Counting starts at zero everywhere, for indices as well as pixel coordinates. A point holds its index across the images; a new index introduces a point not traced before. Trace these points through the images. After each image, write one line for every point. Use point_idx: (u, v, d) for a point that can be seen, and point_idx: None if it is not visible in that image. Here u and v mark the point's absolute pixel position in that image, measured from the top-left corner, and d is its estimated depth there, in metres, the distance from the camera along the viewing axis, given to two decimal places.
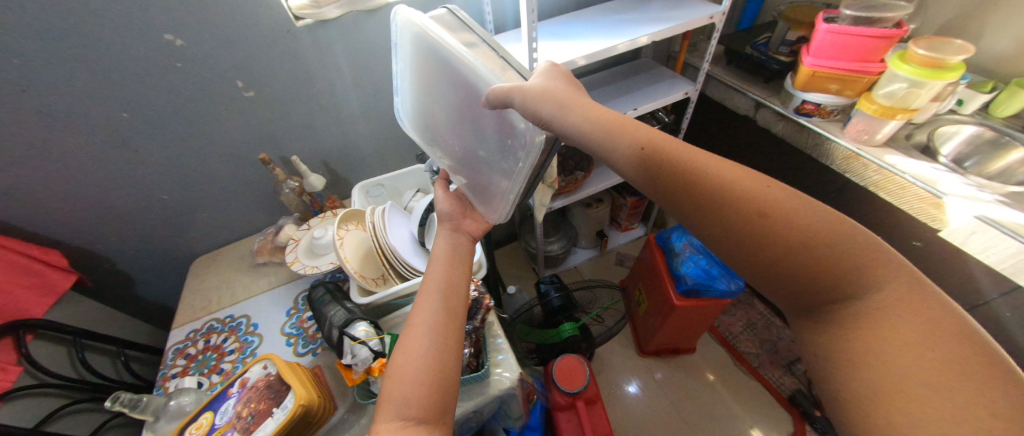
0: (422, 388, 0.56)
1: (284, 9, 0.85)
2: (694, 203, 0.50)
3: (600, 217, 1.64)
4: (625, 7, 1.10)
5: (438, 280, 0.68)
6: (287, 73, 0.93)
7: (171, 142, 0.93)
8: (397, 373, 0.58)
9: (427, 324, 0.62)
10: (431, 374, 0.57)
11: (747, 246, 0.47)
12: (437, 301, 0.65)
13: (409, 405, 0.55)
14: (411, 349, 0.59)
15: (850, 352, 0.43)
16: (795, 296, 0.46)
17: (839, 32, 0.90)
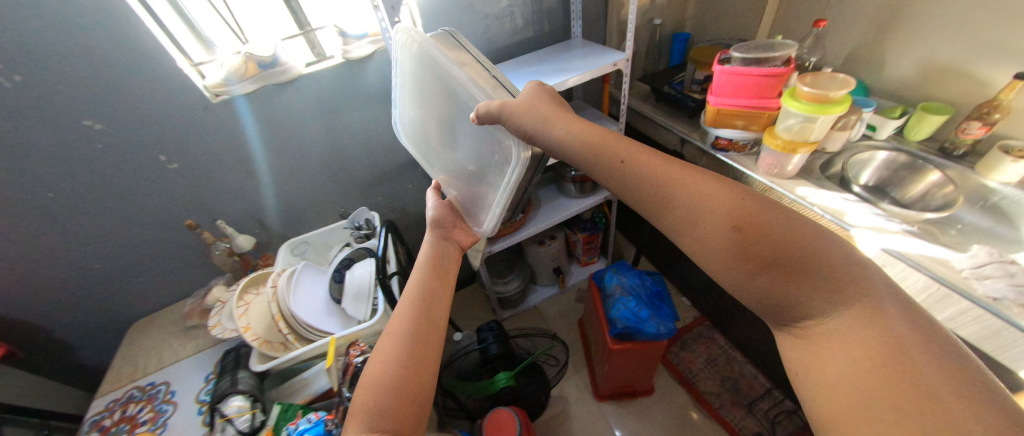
0: (397, 398, 0.56)
1: (199, 88, 0.91)
2: (683, 210, 0.51)
3: (554, 255, 1.63)
4: (538, 59, 1.15)
5: (434, 293, 0.70)
6: (210, 144, 0.99)
7: (99, 215, 0.98)
8: (372, 379, 0.58)
9: (410, 332, 0.63)
10: (403, 382, 0.58)
11: (732, 252, 0.46)
12: (430, 313, 0.66)
13: (385, 416, 0.54)
14: (392, 355, 0.60)
15: (833, 379, 0.42)
16: (781, 308, 0.45)
17: (732, 72, 0.92)
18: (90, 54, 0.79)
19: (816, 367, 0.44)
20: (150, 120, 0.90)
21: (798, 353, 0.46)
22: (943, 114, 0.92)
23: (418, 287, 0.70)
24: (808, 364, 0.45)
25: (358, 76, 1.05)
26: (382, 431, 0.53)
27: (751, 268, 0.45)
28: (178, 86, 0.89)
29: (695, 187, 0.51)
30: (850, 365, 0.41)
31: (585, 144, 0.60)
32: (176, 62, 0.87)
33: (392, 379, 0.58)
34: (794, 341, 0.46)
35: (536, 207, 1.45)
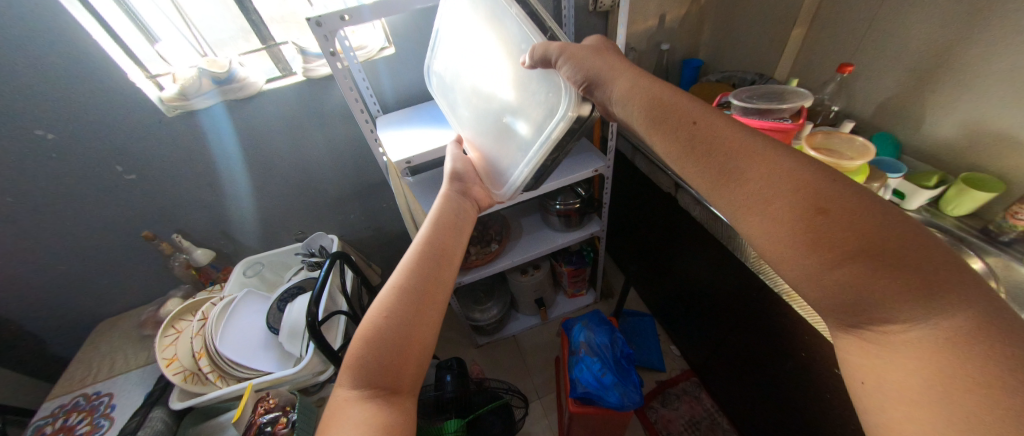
0: (397, 357, 0.48)
1: (154, 102, 0.87)
2: (761, 180, 0.38)
3: (535, 287, 1.53)
4: None
5: (445, 243, 0.58)
6: (169, 157, 0.96)
7: (60, 220, 0.97)
8: (371, 332, 0.48)
9: (418, 286, 0.52)
10: (405, 338, 0.48)
11: (814, 229, 0.34)
12: (442, 268, 0.55)
13: (384, 374, 0.47)
14: (397, 308, 0.50)
15: (911, 389, 0.31)
16: (865, 310, 0.33)
17: None
18: (36, 64, 0.76)
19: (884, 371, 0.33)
20: (104, 132, 0.88)
21: (863, 358, 0.35)
22: (992, 191, 0.75)
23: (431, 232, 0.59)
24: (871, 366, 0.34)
25: (324, 94, 0.98)
26: (384, 390, 0.46)
27: (863, 254, 0.32)
28: (131, 100, 0.86)
29: (768, 148, 0.40)
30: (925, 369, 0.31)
31: (656, 95, 0.48)
32: (129, 76, 0.83)
33: (394, 337, 0.48)
34: (854, 343, 0.35)
35: (514, 238, 1.35)
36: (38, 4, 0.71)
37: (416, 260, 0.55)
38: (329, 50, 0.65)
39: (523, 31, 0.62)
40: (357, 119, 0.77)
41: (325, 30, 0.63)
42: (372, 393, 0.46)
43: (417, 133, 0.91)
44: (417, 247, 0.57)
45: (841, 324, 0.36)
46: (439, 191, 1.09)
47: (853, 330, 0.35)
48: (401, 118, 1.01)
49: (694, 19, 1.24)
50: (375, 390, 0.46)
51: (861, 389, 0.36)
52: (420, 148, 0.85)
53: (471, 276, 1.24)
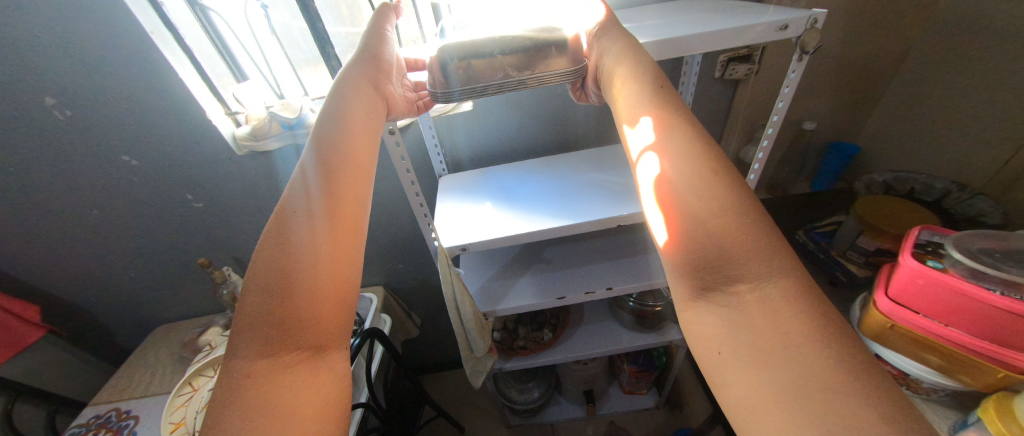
0: (300, 311, 0.38)
1: (226, 139, 0.84)
2: (669, 143, 0.40)
3: (588, 377, 1.29)
4: (614, 162, 0.86)
5: (351, 167, 0.47)
6: (234, 192, 0.93)
7: (135, 235, 0.99)
8: (275, 284, 0.39)
9: (323, 226, 0.42)
10: (304, 286, 0.39)
11: (700, 186, 0.36)
12: (345, 202, 0.45)
13: (294, 332, 0.38)
14: (296, 254, 0.40)
15: (758, 359, 0.31)
16: (716, 269, 0.34)
17: (939, 283, 0.51)
18: (130, 97, 0.77)
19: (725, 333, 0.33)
20: (181, 162, 0.87)
21: (698, 327, 0.35)
22: None
23: (337, 151, 0.47)
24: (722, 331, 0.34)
25: None
26: (305, 351, 0.38)
27: (731, 211, 0.35)
28: (207, 136, 0.84)
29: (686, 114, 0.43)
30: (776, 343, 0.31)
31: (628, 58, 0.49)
32: (207, 113, 0.81)
33: (296, 286, 0.39)
34: (700, 310, 0.35)
35: (574, 324, 1.14)
36: (136, 41, 0.72)
37: (323, 192, 0.44)
38: None
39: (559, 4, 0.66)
40: (408, 196, 0.66)
41: None
42: (295, 359, 0.38)
43: (482, 210, 0.77)
44: (314, 177, 0.44)
45: (688, 295, 0.36)
46: (496, 265, 0.94)
47: (698, 298, 0.35)
48: (467, 182, 0.88)
49: (857, 96, 0.95)
50: (297, 353, 0.38)
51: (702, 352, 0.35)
52: (478, 233, 0.71)
53: (514, 364, 1.05)
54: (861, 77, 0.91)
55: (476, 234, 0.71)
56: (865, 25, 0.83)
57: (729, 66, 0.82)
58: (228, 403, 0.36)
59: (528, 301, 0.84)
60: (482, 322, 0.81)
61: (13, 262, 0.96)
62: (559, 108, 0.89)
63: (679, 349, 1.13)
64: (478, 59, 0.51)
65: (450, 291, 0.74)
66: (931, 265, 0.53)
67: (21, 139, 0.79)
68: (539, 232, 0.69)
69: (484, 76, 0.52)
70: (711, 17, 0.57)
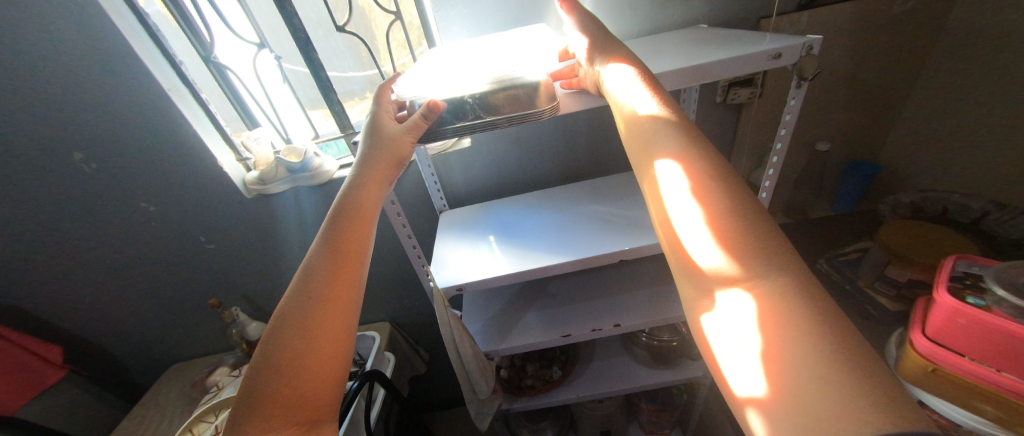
0: (298, 387, 0.41)
1: (236, 185, 0.87)
2: (669, 154, 0.39)
3: (603, 417, 1.22)
4: (617, 192, 0.84)
5: (352, 236, 0.49)
6: (244, 232, 0.95)
7: (152, 278, 1.00)
8: (275, 362, 0.42)
9: (318, 302, 0.45)
10: (304, 361, 0.42)
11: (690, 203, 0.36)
12: (342, 275, 0.47)
13: (290, 407, 0.41)
14: (295, 331, 0.43)
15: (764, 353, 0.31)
16: (716, 271, 0.34)
17: (980, 323, 0.46)
18: (148, 147, 0.80)
19: (731, 326, 0.33)
20: (194, 207, 0.90)
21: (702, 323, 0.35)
22: None
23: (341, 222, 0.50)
24: (728, 324, 0.33)
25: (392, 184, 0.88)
26: (297, 425, 0.40)
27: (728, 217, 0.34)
28: (218, 182, 0.87)
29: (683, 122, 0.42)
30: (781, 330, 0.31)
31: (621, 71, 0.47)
32: (219, 160, 0.84)
33: (295, 362, 0.42)
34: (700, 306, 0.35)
35: (584, 360, 1.08)
36: (152, 98, 0.75)
37: (322, 268, 0.47)
38: None
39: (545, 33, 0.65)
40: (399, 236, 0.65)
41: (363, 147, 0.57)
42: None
43: (483, 248, 0.76)
44: (317, 250, 0.48)
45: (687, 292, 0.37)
46: (498, 302, 0.91)
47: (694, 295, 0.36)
48: (469, 218, 0.88)
49: (872, 113, 0.90)
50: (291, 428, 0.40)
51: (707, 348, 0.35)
52: (476, 273, 0.69)
53: (523, 404, 1.00)
54: (874, 96, 0.87)
55: (472, 272, 0.70)
56: (872, 43, 0.80)
57: (730, 91, 0.80)
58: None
59: (530, 340, 0.80)
60: (482, 362, 0.78)
61: (36, 307, 0.99)
62: (556, 139, 0.88)
63: (700, 387, 1.06)
64: (454, 104, 0.53)
65: (449, 333, 0.71)
66: (972, 303, 0.47)
67: (48, 189, 0.82)
68: (536, 270, 0.67)
69: (459, 117, 0.54)
70: (701, 49, 0.56)
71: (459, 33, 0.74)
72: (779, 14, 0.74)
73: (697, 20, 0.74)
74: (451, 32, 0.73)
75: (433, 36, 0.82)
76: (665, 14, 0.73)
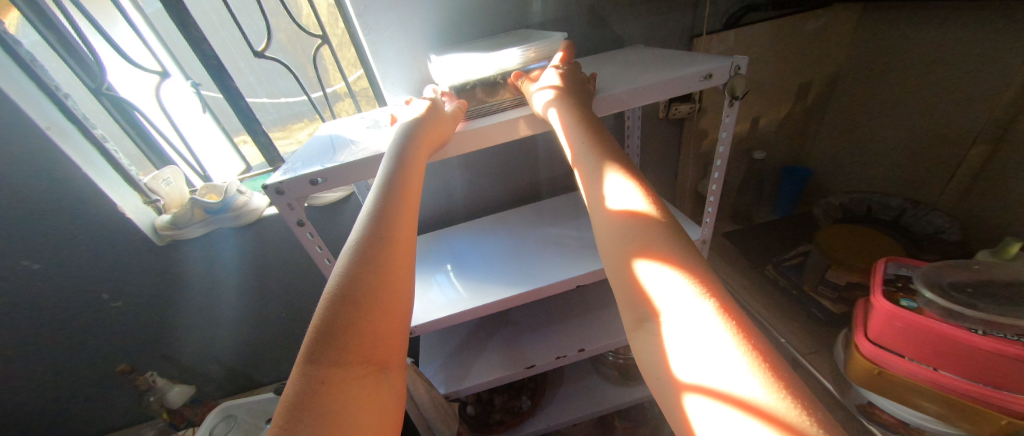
0: (374, 315, 0.33)
1: (143, 231, 0.75)
2: (586, 166, 0.41)
3: None
4: (570, 212, 0.83)
5: (410, 189, 0.42)
6: (159, 283, 0.82)
7: (34, 354, 0.82)
8: (354, 286, 0.33)
9: (396, 236, 0.38)
10: (382, 288, 0.34)
11: (614, 215, 0.36)
12: (408, 214, 0.40)
13: (363, 341, 0.31)
14: (371, 259, 0.35)
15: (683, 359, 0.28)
16: (675, 291, 0.30)
17: (916, 325, 0.47)
18: (21, 195, 0.66)
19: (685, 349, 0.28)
20: (88, 260, 0.76)
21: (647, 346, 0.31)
22: None
23: (397, 175, 0.42)
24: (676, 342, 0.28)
25: (328, 219, 0.79)
26: (368, 365, 0.31)
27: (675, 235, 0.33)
28: (122, 229, 0.74)
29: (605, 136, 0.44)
30: (750, 359, 0.26)
31: (568, 102, 0.46)
32: (119, 205, 0.72)
33: (373, 291, 0.34)
34: (654, 331, 0.30)
35: (554, 385, 1.04)
36: (25, 140, 0.63)
37: (392, 208, 0.39)
38: (295, 222, 0.45)
39: (531, 36, 0.63)
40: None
41: (289, 198, 0.44)
42: (357, 374, 0.30)
43: (433, 282, 0.70)
44: (382, 187, 0.41)
45: (631, 323, 0.33)
46: (457, 337, 0.86)
47: (641, 327, 0.32)
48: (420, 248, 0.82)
49: (798, 121, 0.97)
50: (356, 367, 0.30)
51: (664, 386, 0.29)
52: (427, 313, 0.63)
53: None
54: (795, 105, 0.94)
55: (426, 312, 0.63)
56: (791, 58, 0.85)
57: (671, 107, 0.82)
58: (300, 409, 0.27)
59: (494, 376, 0.75)
60: (442, 407, 0.70)
61: None
62: (506, 162, 0.86)
63: None
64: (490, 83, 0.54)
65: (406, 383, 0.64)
66: (906, 306, 0.49)
67: None
68: (492, 305, 0.62)
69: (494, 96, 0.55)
70: (640, 71, 0.55)
71: (394, 56, 0.68)
72: (709, 33, 0.78)
73: (635, 39, 0.75)
74: (384, 56, 0.67)
75: (366, 60, 0.76)
76: (604, 35, 0.74)
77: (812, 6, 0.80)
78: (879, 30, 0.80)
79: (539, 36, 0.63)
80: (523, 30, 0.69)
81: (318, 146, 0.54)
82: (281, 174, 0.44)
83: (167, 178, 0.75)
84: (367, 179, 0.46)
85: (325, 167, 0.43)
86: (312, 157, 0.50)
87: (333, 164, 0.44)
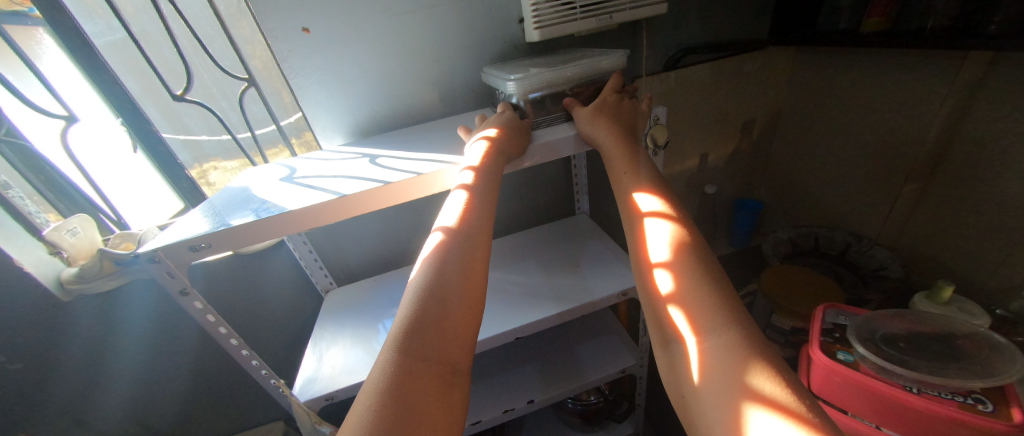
0: (449, 322, 0.35)
1: (46, 286, 0.67)
2: (658, 200, 0.42)
3: None
4: (516, 253, 0.80)
5: (485, 222, 0.43)
6: (56, 349, 0.71)
7: None
8: (435, 293, 0.37)
9: (469, 254, 0.40)
10: (456, 301, 0.37)
11: (679, 242, 0.38)
12: (482, 237, 0.42)
13: (440, 344, 0.34)
14: (448, 274, 0.38)
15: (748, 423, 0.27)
16: (757, 401, 0.27)
17: (854, 380, 0.45)
18: None
19: None
20: None
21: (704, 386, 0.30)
22: None
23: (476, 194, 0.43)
24: None
25: (257, 268, 0.74)
26: (441, 369, 0.33)
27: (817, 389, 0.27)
28: (9, 290, 0.65)
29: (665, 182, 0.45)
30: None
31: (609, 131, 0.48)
32: (16, 259, 0.64)
33: (447, 304, 0.36)
34: (718, 365, 0.30)
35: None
36: None
37: (470, 231, 0.41)
38: (177, 290, 0.42)
39: (585, 55, 0.61)
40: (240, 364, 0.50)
41: (166, 266, 0.40)
42: (433, 374, 0.32)
43: (364, 337, 0.64)
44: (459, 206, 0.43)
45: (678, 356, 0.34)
46: None
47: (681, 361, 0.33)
48: (355, 296, 0.76)
49: (747, 155, 0.98)
50: (435, 368, 0.33)
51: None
52: (350, 376, 0.57)
53: None
54: (743, 141, 0.95)
55: (349, 374, 0.57)
56: (733, 96, 0.87)
57: None
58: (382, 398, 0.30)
59: None
60: None
61: None
62: None
63: None
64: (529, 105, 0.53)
65: None
66: (843, 359, 0.47)
67: None
68: None
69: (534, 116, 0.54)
70: (567, 121, 0.54)
71: (325, 99, 0.65)
72: (650, 75, 0.79)
73: None
74: (312, 99, 0.64)
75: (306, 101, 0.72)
76: None
77: (749, 48, 0.83)
78: (814, 71, 0.83)
79: (592, 56, 0.60)
80: (573, 51, 0.67)
81: (219, 199, 0.50)
82: (160, 238, 0.41)
83: (72, 229, 0.70)
84: (258, 243, 0.42)
85: (206, 232, 0.40)
86: (207, 212, 0.46)
87: (219, 227, 0.40)
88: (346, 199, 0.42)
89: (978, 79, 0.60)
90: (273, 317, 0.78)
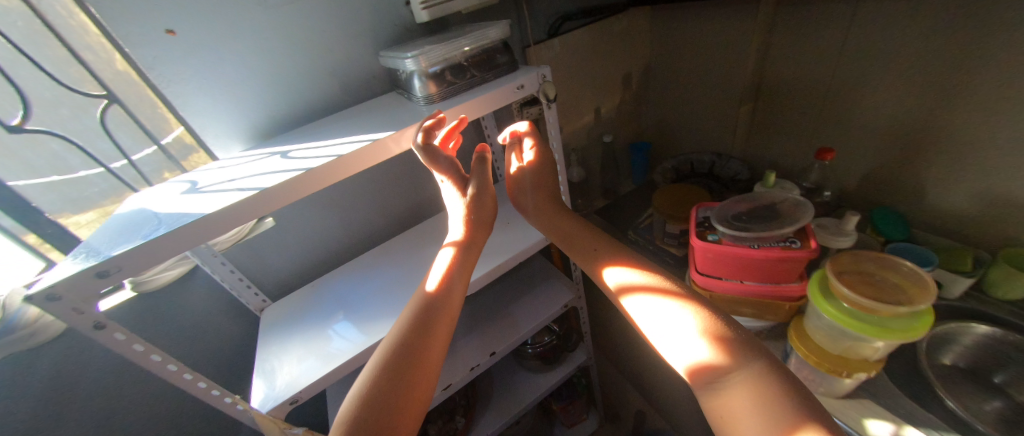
0: (439, 331, 0.45)
1: None
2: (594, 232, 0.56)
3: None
4: (449, 227, 0.84)
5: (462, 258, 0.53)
6: None
7: None
8: (423, 316, 0.46)
9: (449, 281, 0.50)
10: (443, 315, 0.46)
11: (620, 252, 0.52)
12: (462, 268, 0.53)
13: (433, 347, 0.43)
14: (432, 298, 0.48)
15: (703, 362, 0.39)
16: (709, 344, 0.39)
17: (720, 251, 0.59)
18: None
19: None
20: None
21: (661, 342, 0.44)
22: None
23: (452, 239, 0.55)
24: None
25: (173, 302, 0.67)
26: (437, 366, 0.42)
27: (708, 301, 0.42)
28: None
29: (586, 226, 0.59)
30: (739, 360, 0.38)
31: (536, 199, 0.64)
32: None
33: (435, 318, 0.46)
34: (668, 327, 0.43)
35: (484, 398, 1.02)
36: None
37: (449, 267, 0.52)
38: (91, 325, 0.38)
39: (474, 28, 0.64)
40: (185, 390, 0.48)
41: (71, 301, 0.37)
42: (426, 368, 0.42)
43: (316, 337, 0.65)
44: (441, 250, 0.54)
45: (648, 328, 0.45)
46: None
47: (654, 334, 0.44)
48: (294, 304, 0.74)
49: (630, 104, 1.14)
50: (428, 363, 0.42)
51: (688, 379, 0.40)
52: (311, 373, 0.58)
53: None
54: (624, 92, 1.10)
55: (311, 371, 0.58)
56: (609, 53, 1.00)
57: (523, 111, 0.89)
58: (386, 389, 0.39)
59: None
60: None
61: None
62: (380, 190, 0.81)
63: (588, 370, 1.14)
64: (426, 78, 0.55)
65: None
66: (712, 239, 0.61)
67: None
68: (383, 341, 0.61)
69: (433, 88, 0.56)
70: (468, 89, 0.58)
71: (213, 106, 0.61)
72: (536, 43, 0.87)
73: None
74: (198, 108, 0.59)
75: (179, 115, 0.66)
76: None
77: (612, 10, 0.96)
78: (665, 24, 0.99)
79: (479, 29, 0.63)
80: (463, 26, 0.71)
81: (111, 225, 0.45)
82: (52, 275, 0.37)
83: None
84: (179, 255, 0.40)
85: (109, 257, 0.37)
86: (99, 241, 0.42)
87: (121, 249, 0.38)
88: (267, 193, 0.43)
89: (771, 16, 0.79)
90: (206, 349, 0.72)
